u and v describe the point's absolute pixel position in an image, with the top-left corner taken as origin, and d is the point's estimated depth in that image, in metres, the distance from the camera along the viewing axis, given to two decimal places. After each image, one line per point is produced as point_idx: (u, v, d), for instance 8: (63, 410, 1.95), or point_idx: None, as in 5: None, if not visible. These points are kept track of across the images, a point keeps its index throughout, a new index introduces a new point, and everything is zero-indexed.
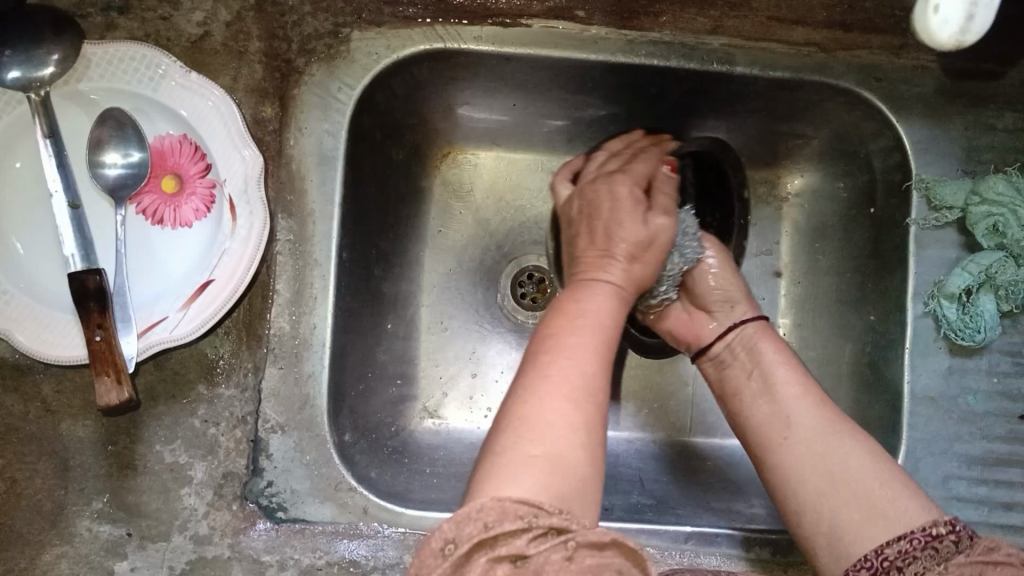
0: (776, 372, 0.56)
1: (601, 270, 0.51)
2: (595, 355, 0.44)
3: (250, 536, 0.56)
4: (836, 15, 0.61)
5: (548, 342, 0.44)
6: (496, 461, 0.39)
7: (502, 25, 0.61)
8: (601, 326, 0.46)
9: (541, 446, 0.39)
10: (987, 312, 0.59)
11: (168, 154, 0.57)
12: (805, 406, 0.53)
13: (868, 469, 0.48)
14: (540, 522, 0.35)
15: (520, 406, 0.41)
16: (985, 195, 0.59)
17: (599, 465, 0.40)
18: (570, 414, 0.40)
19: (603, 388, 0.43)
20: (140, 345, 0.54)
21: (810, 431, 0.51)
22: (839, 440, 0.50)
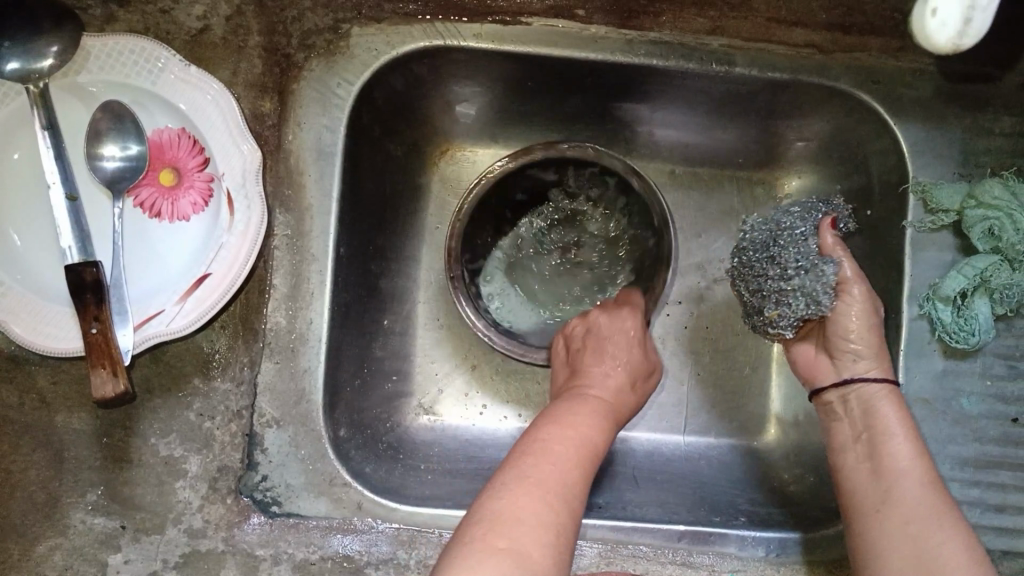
0: (893, 438, 0.54)
1: (588, 388, 0.59)
2: (575, 473, 0.47)
3: (243, 530, 0.56)
4: (836, 17, 0.61)
5: (534, 450, 0.48)
6: (465, 550, 0.41)
7: (502, 23, 0.61)
8: (586, 446, 0.50)
9: (506, 540, 0.41)
10: (981, 316, 0.59)
11: (166, 147, 0.57)
12: (918, 482, 0.52)
13: (960, 560, 0.47)
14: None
15: (497, 502, 0.43)
16: (981, 200, 0.59)
17: (563, 568, 0.42)
18: (543, 514, 0.43)
19: (576, 494, 0.46)
20: (137, 338, 0.54)
21: (921, 514, 0.50)
22: (948, 541, 0.48)
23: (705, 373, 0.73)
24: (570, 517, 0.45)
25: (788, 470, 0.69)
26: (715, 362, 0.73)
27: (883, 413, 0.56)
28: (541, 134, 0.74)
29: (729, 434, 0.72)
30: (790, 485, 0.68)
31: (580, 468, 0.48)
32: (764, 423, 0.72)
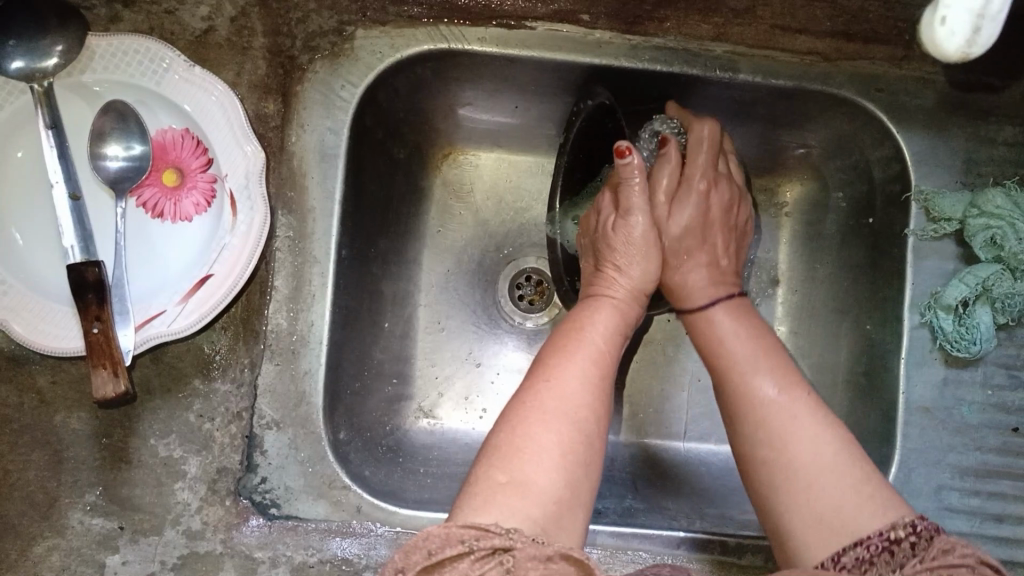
0: (734, 351, 0.57)
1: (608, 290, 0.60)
2: (587, 391, 0.49)
3: (242, 532, 0.56)
4: (840, 24, 0.61)
5: (543, 371, 0.50)
6: (473, 488, 0.43)
7: (507, 27, 0.61)
8: (597, 355, 0.52)
9: (509, 474, 0.43)
10: (983, 325, 0.59)
11: (170, 147, 0.57)
12: (772, 385, 0.53)
13: (833, 458, 0.47)
14: (483, 544, 0.38)
15: (502, 436, 0.45)
16: (984, 208, 0.59)
17: (577, 492, 0.44)
18: (555, 440, 0.45)
19: (587, 412, 0.47)
20: (138, 338, 0.54)
21: (774, 412, 0.51)
22: (807, 422, 0.50)
23: (706, 380, 0.73)
24: (579, 435, 0.46)
25: None
26: None
27: (723, 329, 0.60)
28: (544, 138, 0.74)
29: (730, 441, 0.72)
30: None
31: (586, 384, 0.49)
32: None
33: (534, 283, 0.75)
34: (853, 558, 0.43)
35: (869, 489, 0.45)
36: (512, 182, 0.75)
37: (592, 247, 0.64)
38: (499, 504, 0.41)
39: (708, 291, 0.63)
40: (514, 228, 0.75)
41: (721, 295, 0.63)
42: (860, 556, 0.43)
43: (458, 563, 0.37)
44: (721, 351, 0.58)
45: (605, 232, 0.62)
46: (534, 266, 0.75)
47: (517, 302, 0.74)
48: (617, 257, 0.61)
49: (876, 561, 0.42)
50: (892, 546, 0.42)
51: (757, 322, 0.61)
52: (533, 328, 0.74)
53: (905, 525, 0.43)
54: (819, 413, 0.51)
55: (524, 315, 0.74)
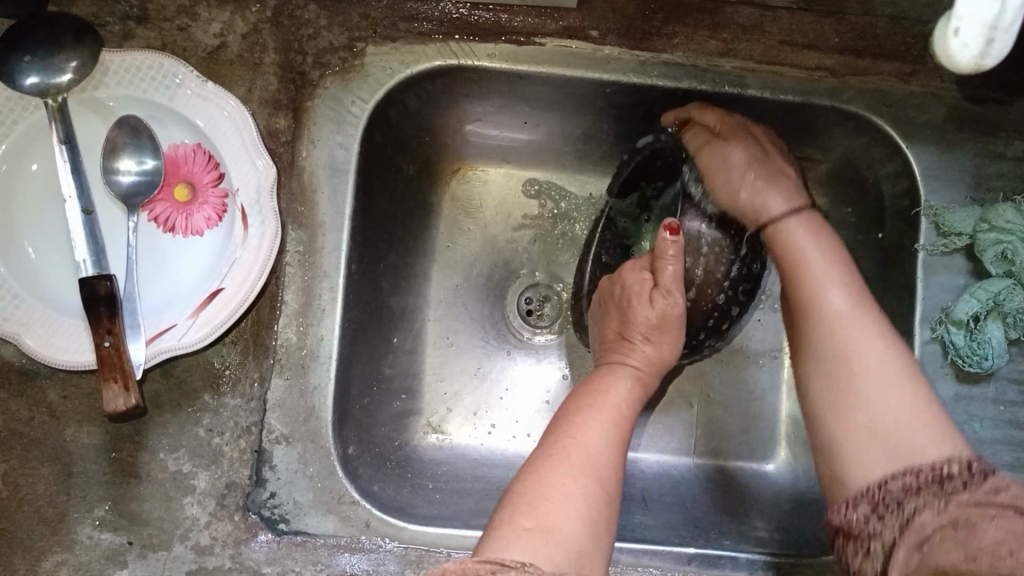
0: (806, 260, 0.56)
1: (626, 354, 0.61)
2: (604, 437, 0.50)
3: (251, 548, 0.56)
4: (848, 41, 0.61)
5: (563, 424, 0.51)
6: (497, 532, 0.44)
7: (516, 43, 0.61)
8: (618, 410, 0.54)
9: (533, 520, 0.44)
10: (995, 340, 0.59)
11: (182, 162, 0.57)
12: (842, 295, 0.53)
13: (894, 384, 0.49)
14: (503, 574, 0.39)
15: (525, 485, 0.46)
16: (994, 223, 0.59)
17: (597, 542, 0.45)
18: (574, 490, 0.46)
19: (606, 467, 0.48)
20: (149, 352, 0.54)
21: (847, 335, 0.51)
22: (869, 356, 0.50)
23: (716, 396, 0.73)
24: (599, 496, 0.47)
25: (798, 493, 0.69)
26: (725, 383, 0.73)
27: (786, 228, 0.59)
28: (553, 154, 0.74)
29: (741, 458, 0.72)
30: (803, 507, 0.67)
31: (608, 442, 0.50)
32: (775, 447, 0.72)
33: (541, 296, 0.75)
34: (901, 484, 0.46)
35: (931, 428, 0.47)
36: (522, 199, 0.75)
37: (616, 314, 0.62)
38: (522, 545, 0.42)
39: (783, 255, 0.59)
40: (523, 243, 0.75)
41: (795, 205, 0.60)
42: (905, 482, 0.45)
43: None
44: (801, 257, 0.57)
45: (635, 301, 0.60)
46: (540, 280, 0.75)
47: (524, 317, 0.74)
48: (642, 329, 0.60)
49: (925, 488, 0.45)
50: (942, 479, 0.44)
51: (836, 246, 0.57)
52: (542, 342, 0.74)
53: (959, 462, 0.45)
54: (895, 346, 0.51)
55: (532, 330, 0.74)
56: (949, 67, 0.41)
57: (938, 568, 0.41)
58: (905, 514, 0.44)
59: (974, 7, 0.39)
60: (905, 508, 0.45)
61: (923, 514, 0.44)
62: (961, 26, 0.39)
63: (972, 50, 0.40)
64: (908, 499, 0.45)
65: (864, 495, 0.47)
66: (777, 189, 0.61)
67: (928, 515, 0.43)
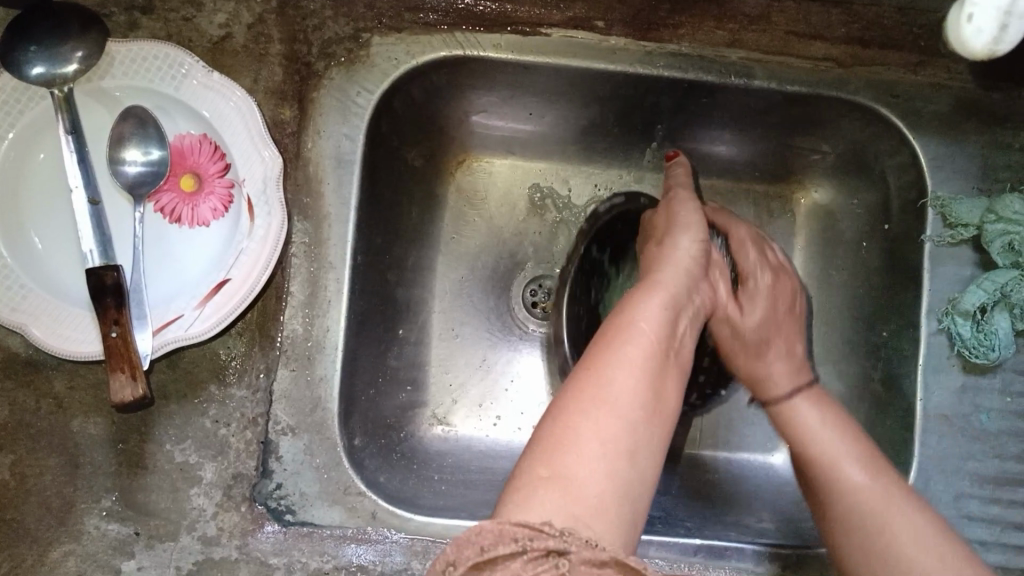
0: (836, 454, 0.54)
1: (664, 261, 0.56)
2: (638, 372, 0.45)
3: (258, 538, 0.56)
4: (855, 31, 0.61)
5: (595, 356, 0.46)
6: (516, 484, 0.40)
7: (521, 34, 0.61)
8: (655, 339, 0.48)
9: (552, 468, 0.40)
10: (1001, 331, 0.59)
11: (188, 153, 0.57)
12: (858, 470, 0.53)
13: (913, 530, 0.49)
14: (536, 544, 0.36)
15: (547, 430, 0.42)
16: (1001, 214, 0.59)
17: (627, 490, 0.41)
18: (605, 437, 0.41)
19: (639, 411, 0.43)
20: (155, 343, 0.53)
21: (869, 502, 0.51)
22: (900, 506, 0.50)
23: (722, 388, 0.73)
24: (629, 436, 0.42)
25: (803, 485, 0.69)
26: None
27: (806, 416, 0.58)
28: (558, 146, 0.74)
29: (746, 450, 0.72)
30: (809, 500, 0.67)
31: (637, 375, 0.45)
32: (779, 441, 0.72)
33: (547, 289, 0.74)
34: None
35: (952, 552, 0.47)
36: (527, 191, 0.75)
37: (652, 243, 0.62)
38: (544, 500, 0.39)
39: (787, 380, 0.61)
40: (528, 234, 0.74)
41: (801, 382, 0.61)
42: None
43: (511, 563, 0.36)
44: (809, 444, 0.56)
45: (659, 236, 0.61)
46: (547, 272, 0.74)
47: (530, 309, 0.74)
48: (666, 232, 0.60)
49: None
50: None
51: (842, 416, 0.58)
52: (547, 334, 0.74)
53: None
54: (910, 497, 0.51)
55: (538, 323, 0.74)
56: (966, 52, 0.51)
57: None
58: None
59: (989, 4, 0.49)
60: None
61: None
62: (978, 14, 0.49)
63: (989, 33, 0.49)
64: None
65: None
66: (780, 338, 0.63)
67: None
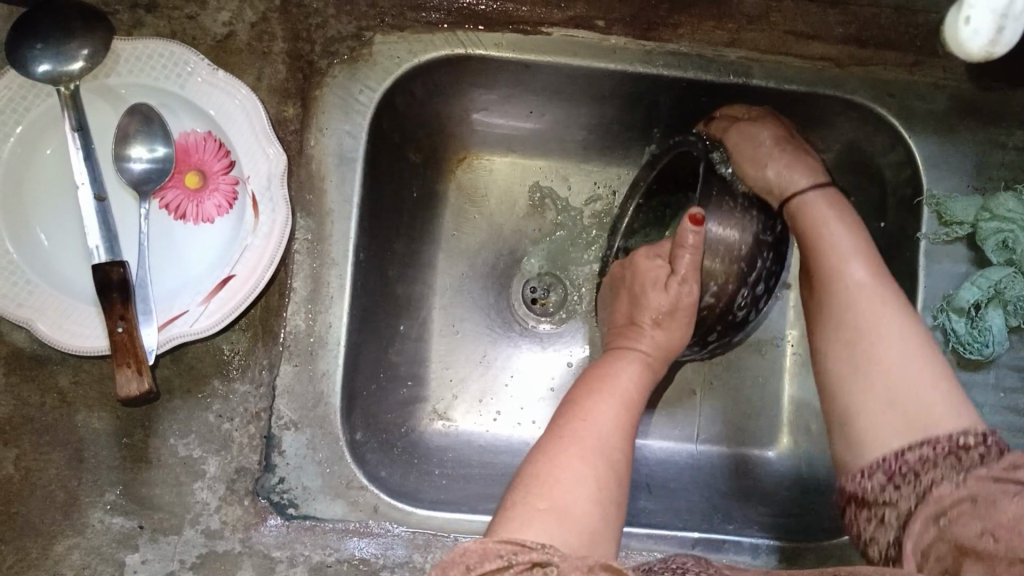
0: (843, 246, 0.55)
1: (633, 338, 0.62)
2: (612, 422, 0.52)
3: (261, 532, 0.56)
4: (853, 30, 0.62)
5: (574, 409, 0.52)
6: (511, 509, 0.44)
7: (522, 33, 0.62)
8: (625, 395, 0.55)
9: (546, 501, 0.44)
10: (995, 327, 0.60)
11: (193, 150, 0.57)
12: (860, 268, 0.53)
13: (916, 383, 0.47)
14: (522, 557, 0.37)
15: (536, 466, 0.47)
16: (995, 212, 0.60)
17: (606, 519, 0.46)
18: (589, 473, 0.47)
19: (616, 455, 0.49)
20: (161, 338, 0.54)
21: (865, 299, 0.51)
22: (891, 327, 0.50)
23: (719, 384, 0.74)
24: (609, 478, 0.47)
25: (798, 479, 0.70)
26: (729, 369, 0.74)
27: (820, 217, 0.58)
28: (558, 144, 0.74)
29: (743, 445, 0.73)
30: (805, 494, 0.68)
31: (617, 424, 0.52)
32: (776, 434, 0.73)
33: (546, 284, 0.75)
34: (918, 456, 0.45)
35: (944, 399, 0.47)
36: (527, 188, 0.76)
37: (625, 294, 0.64)
38: (539, 523, 0.43)
39: (809, 235, 0.58)
40: (527, 232, 0.75)
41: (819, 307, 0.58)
42: (925, 454, 0.45)
43: None
44: (821, 239, 0.56)
45: (647, 287, 0.61)
46: (547, 268, 0.75)
47: (529, 305, 0.75)
48: (647, 314, 0.61)
49: (942, 461, 0.44)
50: (958, 452, 0.44)
51: (868, 238, 0.56)
52: (547, 329, 0.75)
53: (975, 434, 0.44)
54: (900, 305, 0.51)
55: (537, 318, 0.75)
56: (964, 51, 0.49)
57: (956, 541, 0.40)
58: (923, 485, 0.44)
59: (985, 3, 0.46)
60: (922, 480, 0.44)
61: (941, 486, 0.43)
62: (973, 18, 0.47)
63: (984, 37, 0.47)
64: (927, 474, 0.44)
65: (882, 467, 0.46)
66: (788, 171, 0.60)
67: (946, 487, 0.43)
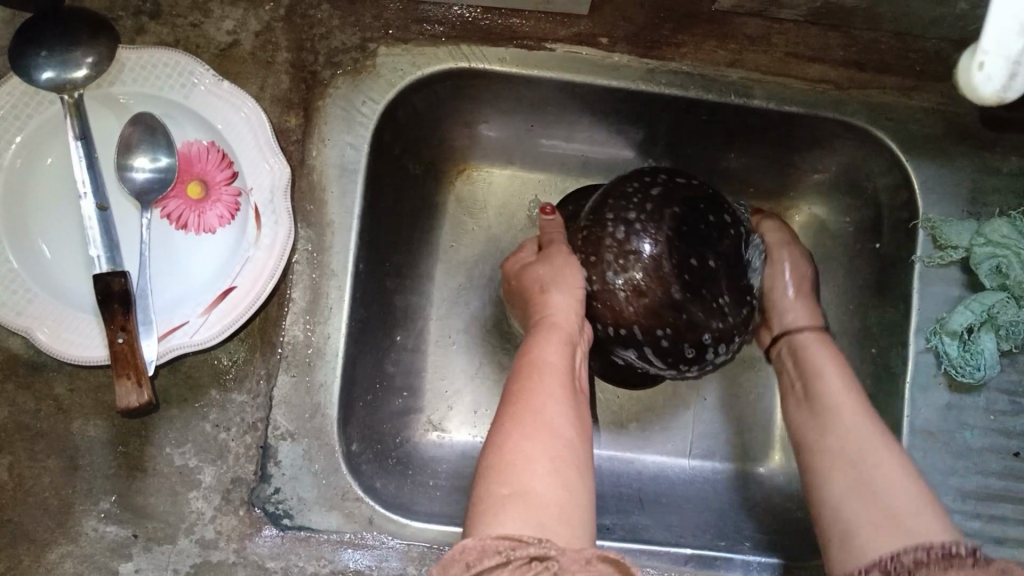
0: (842, 423, 0.57)
1: (550, 308, 0.56)
2: (557, 398, 0.49)
3: (256, 542, 0.56)
4: (852, 54, 0.63)
5: (514, 394, 0.49)
6: (478, 510, 0.43)
7: (526, 48, 0.62)
8: (561, 368, 0.52)
9: (511, 486, 0.43)
10: (987, 351, 0.60)
11: (195, 159, 0.57)
12: (861, 424, 0.56)
13: (909, 494, 0.50)
14: (519, 552, 0.38)
15: (493, 457, 0.45)
16: (991, 237, 0.60)
17: (576, 495, 0.44)
18: (544, 453, 0.45)
19: (567, 431, 0.47)
20: (161, 349, 0.54)
21: (853, 453, 0.54)
22: (889, 455, 0.53)
23: (713, 400, 0.75)
24: (565, 449, 0.46)
25: (789, 494, 0.70)
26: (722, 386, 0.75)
27: (815, 359, 0.63)
28: (557, 157, 0.75)
29: (736, 461, 0.73)
30: (796, 508, 0.68)
31: (561, 398, 0.49)
32: (769, 451, 0.73)
33: None
34: (912, 558, 0.45)
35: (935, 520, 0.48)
36: (526, 201, 0.76)
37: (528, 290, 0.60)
38: (509, 515, 0.41)
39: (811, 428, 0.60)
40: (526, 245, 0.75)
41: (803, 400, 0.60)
42: (919, 558, 0.45)
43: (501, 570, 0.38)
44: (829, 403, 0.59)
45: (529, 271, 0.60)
46: None
47: None
48: (551, 282, 0.57)
49: (934, 566, 0.44)
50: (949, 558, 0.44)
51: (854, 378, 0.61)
52: None
53: (965, 544, 0.44)
54: (896, 452, 0.53)
55: None
56: (971, 98, 0.41)
57: None
58: None
59: (1000, 41, 0.39)
60: None
61: None
62: (985, 59, 0.39)
63: (995, 83, 0.40)
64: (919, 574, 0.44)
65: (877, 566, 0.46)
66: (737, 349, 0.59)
67: None
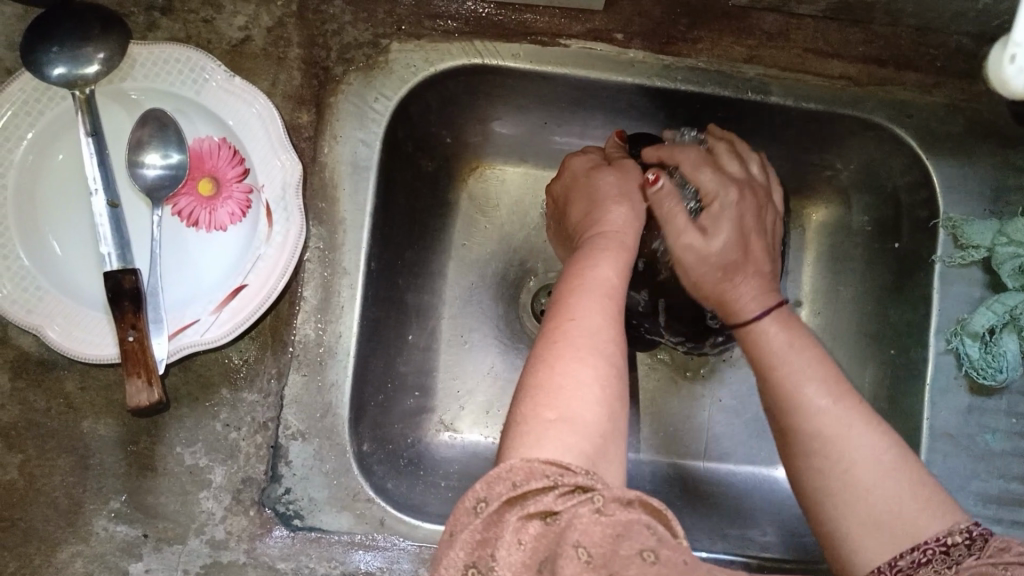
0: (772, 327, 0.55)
1: (609, 222, 0.56)
2: (605, 316, 0.47)
3: (266, 543, 0.56)
4: (873, 49, 0.62)
5: (562, 311, 0.48)
6: (521, 430, 0.41)
7: (541, 44, 0.61)
8: (609, 285, 0.50)
9: (556, 411, 0.41)
10: (1010, 353, 0.59)
11: (206, 156, 0.56)
12: (821, 393, 0.50)
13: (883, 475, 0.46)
14: (567, 479, 0.37)
15: (539, 376, 0.44)
16: (1012, 236, 0.59)
17: (616, 422, 0.43)
18: (588, 377, 0.43)
19: (614, 350, 0.46)
20: (172, 347, 0.53)
21: (831, 430, 0.48)
22: (862, 439, 0.48)
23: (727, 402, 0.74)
24: (611, 370, 0.45)
25: None
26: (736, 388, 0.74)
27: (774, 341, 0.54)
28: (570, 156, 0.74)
29: (751, 463, 0.72)
30: None
31: (609, 317, 0.47)
32: None
33: None
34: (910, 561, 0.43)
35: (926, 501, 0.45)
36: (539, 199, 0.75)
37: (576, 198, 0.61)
38: (554, 439, 0.40)
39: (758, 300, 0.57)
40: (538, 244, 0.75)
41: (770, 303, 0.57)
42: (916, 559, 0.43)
43: (545, 495, 0.36)
44: (779, 366, 0.53)
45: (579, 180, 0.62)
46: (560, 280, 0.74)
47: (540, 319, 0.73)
48: (608, 193, 0.58)
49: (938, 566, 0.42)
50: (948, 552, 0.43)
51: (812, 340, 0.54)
52: None
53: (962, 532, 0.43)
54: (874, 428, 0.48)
55: None
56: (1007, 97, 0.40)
57: None
58: None
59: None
60: None
61: None
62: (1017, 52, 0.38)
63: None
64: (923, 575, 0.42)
65: None
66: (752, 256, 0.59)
67: None
